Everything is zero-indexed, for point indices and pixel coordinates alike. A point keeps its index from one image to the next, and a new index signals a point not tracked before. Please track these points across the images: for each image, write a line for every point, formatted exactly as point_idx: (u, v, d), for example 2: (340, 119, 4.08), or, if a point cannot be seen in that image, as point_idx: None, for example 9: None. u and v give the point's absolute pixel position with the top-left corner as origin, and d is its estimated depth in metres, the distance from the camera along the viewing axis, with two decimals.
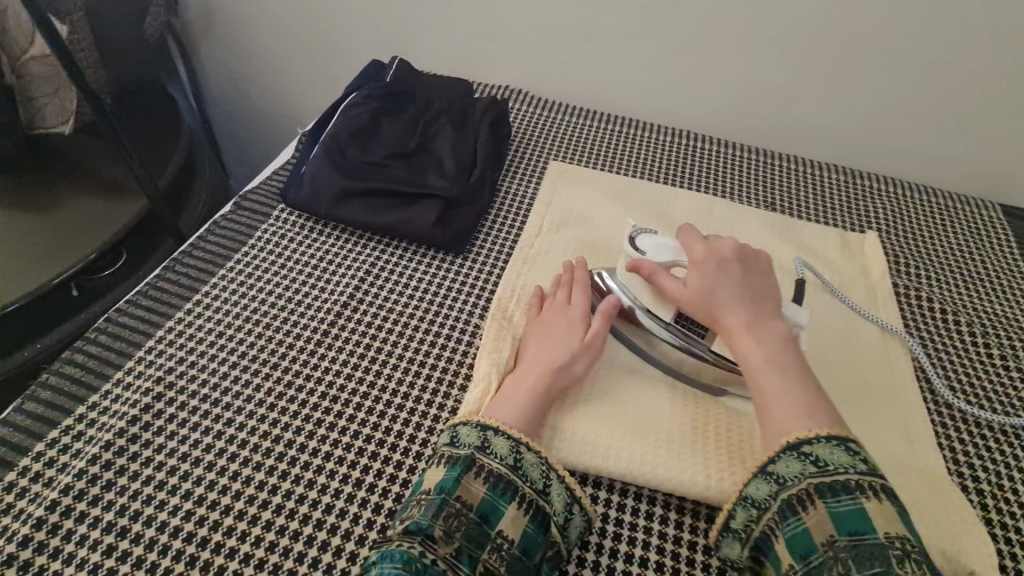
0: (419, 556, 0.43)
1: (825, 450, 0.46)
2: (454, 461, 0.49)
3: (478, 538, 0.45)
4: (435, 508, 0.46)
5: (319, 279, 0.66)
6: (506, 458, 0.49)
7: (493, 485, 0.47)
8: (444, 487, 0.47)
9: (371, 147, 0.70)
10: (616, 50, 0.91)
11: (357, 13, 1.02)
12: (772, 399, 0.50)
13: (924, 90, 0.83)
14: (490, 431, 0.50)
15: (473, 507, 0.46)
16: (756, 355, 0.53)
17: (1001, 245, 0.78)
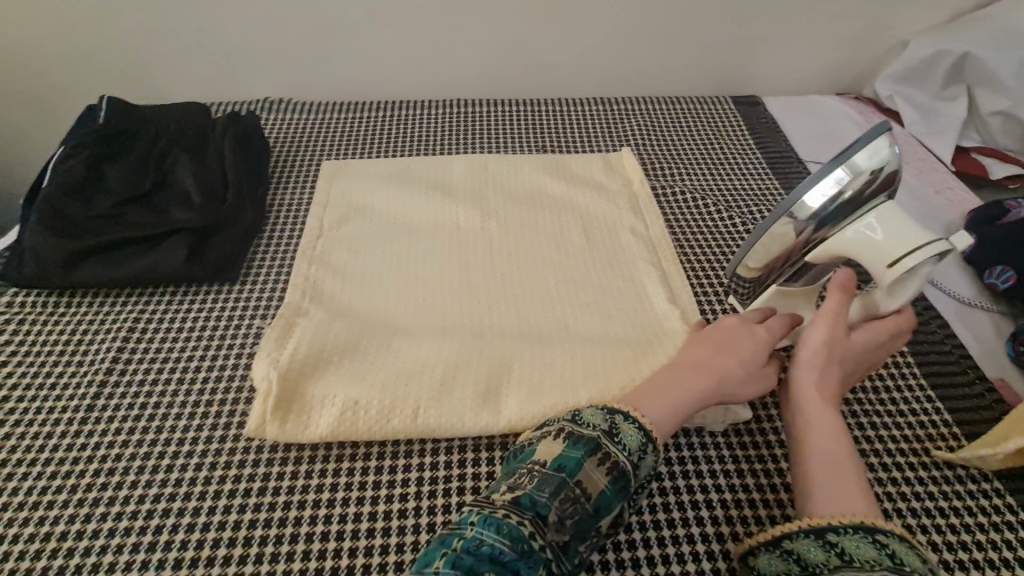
0: (530, 535, 0.37)
1: (900, 547, 0.36)
2: (577, 438, 0.42)
3: (586, 532, 0.39)
4: (552, 485, 0.39)
5: (74, 353, 0.58)
6: (634, 451, 0.43)
7: (616, 480, 0.41)
8: (565, 466, 0.40)
9: (97, 198, 0.63)
10: (363, 40, 0.90)
11: (73, 62, 0.92)
12: (840, 478, 0.42)
13: (642, 18, 0.92)
14: (618, 416, 0.44)
15: (590, 497, 0.40)
16: (830, 427, 0.45)
17: (738, 133, 0.89)
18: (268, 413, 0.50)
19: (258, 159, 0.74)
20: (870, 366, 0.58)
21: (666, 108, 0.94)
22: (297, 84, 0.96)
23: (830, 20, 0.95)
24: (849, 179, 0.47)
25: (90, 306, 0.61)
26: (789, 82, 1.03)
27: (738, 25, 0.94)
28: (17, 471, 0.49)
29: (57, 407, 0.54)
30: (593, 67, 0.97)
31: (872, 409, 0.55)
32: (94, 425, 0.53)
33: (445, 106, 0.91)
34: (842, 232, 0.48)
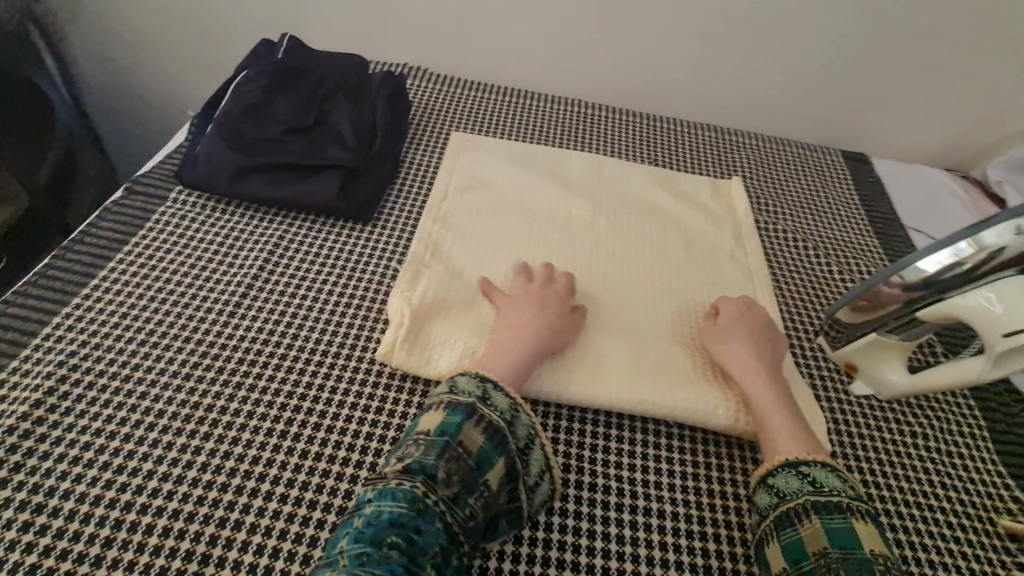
0: (423, 494, 0.43)
1: (820, 473, 0.49)
2: (455, 406, 0.48)
3: (474, 485, 0.45)
4: (437, 450, 0.45)
5: (226, 256, 0.65)
6: (505, 411, 0.49)
7: (492, 436, 0.47)
8: (446, 431, 0.46)
9: (267, 124, 0.70)
10: (505, 27, 0.96)
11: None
12: (779, 429, 0.53)
13: (771, 59, 0.94)
14: (489, 384, 0.51)
15: (472, 453, 0.46)
16: (766, 394, 0.56)
17: (843, 186, 0.91)
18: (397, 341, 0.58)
19: (400, 117, 0.80)
20: (952, 435, 0.60)
21: (776, 148, 0.96)
22: (434, 57, 1.02)
23: (957, 96, 0.96)
24: (971, 253, 0.50)
25: (245, 217, 0.69)
26: (899, 147, 1.05)
27: (865, 84, 0.96)
28: (174, 347, 0.57)
29: (212, 298, 0.61)
30: (714, 96, 1.01)
31: (948, 475, 0.57)
32: (239, 322, 0.60)
33: (568, 103, 0.96)
34: (969, 296, 0.51)
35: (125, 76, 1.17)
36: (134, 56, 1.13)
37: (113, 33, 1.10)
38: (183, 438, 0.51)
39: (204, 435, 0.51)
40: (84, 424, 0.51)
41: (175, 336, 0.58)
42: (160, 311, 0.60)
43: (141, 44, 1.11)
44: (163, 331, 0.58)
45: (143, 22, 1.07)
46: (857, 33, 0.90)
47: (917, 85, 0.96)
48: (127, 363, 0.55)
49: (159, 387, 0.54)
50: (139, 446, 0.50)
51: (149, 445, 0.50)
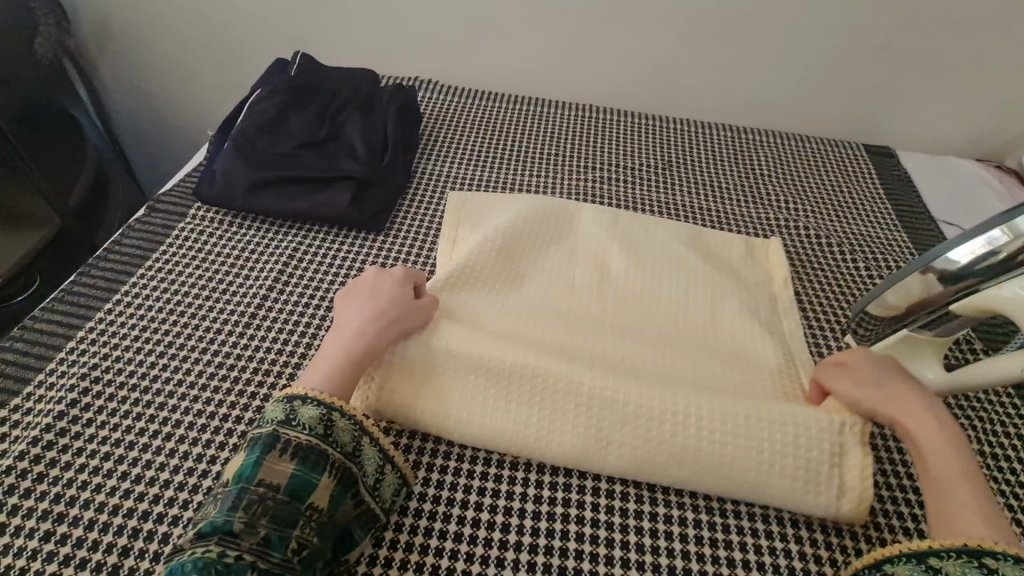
0: (220, 555, 0.40)
1: (1011, 569, 0.39)
2: (254, 443, 0.46)
3: (289, 517, 0.43)
4: (233, 499, 0.43)
5: (243, 267, 0.67)
6: (310, 427, 0.46)
7: (299, 458, 0.45)
8: (244, 473, 0.44)
9: (281, 140, 0.72)
10: (514, 37, 0.96)
11: (260, 22, 1.03)
12: (961, 507, 0.44)
13: (786, 55, 0.92)
14: (297, 401, 0.47)
15: (280, 486, 0.44)
16: (948, 460, 0.46)
17: (868, 181, 0.88)
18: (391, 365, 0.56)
19: (410, 129, 0.81)
20: (998, 437, 0.57)
21: (796, 145, 0.94)
22: (445, 70, 1.04)
23: (986, 84, 0.93)
24: (1007, 240, 0.47)
25: (260, 230, 0.70)
26: (926, 140, 1.01)
27: (885, 76, 0.93)
28: (191, 357, 0.58)
29: (228, 311, 0.62)
30: (728, 95, 0.99)
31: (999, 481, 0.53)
32: (252, 332, 0.61)
33: (579, 109, 0.95)
34: (1003, 286, 0.48)
35: (152, 102, 1.22)
36: (160, 83, 1.18)
37: (140, 60, 1.14)
38: (197, 447, 0.51)
39: (218, 443, 0.52)
40: (103, 434, 0.51)
41: (191, 348, 0.59)
42: (180, 322, 0.61)
43: (167, 70, 1.15)
44: (181, 342, 0.59)
45: (167, 49, 1.11)
46: (875, 24, 0.87)
47: (941, 75, 0.92)
48: (146, 374, 0.56)
49: (176, 397, 0.55)
50: (155, 455, 0.51)
51: (164, 455, 0.51)
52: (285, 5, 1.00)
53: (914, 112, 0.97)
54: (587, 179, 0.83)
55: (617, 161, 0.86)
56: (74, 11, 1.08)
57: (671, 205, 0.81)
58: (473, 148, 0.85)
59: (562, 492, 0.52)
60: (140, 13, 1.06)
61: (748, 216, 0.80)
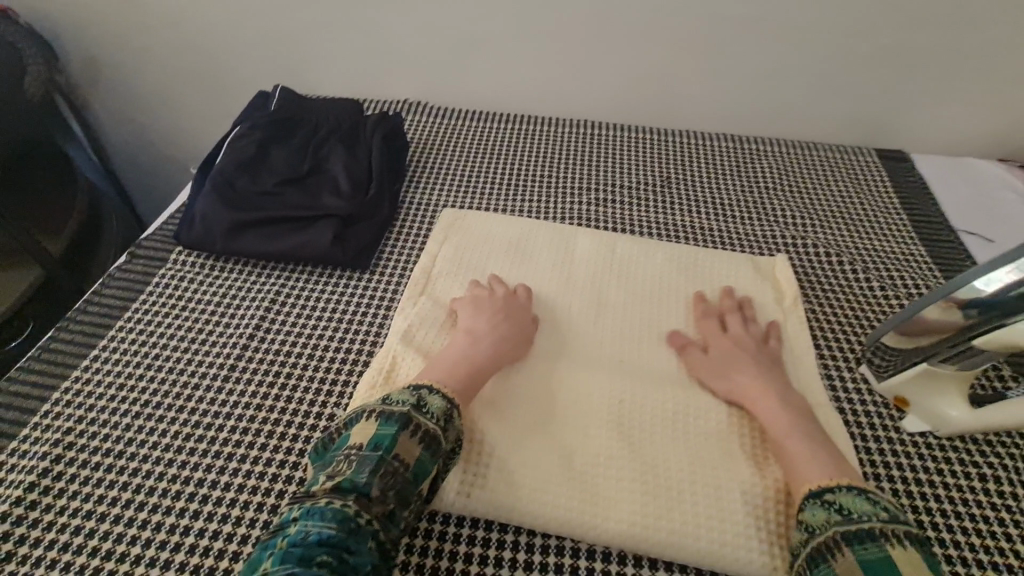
0: (354, 514, 0.40)
1: (848, 498, 0.43)
2: (388, 415, 0.46)
3: (407, 499, 0.43)
4: (371, 465, 0.43)
5: (221, 315, 0.64)
6: (439, 417, 0.47)
7: (427, 444, 0.45)
8: (380, 443, 0.44)
9: (261, 177, 0.70)
10: (504, 54, 0.93)
11: (245, 53, 1.02)
12: (797, 455, 0.49)
13: (790, 58, 0.88)
14: (423, 390, 0.49)
15: (408, 466, 0.44)
16: (780, 420, 0.52)
17: (881, 191, 0.83)
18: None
19: (397, 158, 0.78)
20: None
21: (803, 154, 0.89)
22: (433, 91, 1.01)
23: (1009, 78, 0.87)
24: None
25: (241, 274, 0.67)
26: (947, 139, 0.95)
27: (893, 77, 0.88)
28: (169, 417, 0.55)
29: (207, 363, 0.59)
30: (728, 104, 0.95)
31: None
32: (233, 385, 0.58)
33: (574, 125, 0.91)
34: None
35: (146, 134, 1.21)
36: (151, 116, 1.17)
37: (131, 94, 1.13)
38: (172, 517, 0.48)
39: (192, 512, 0.49)
40: (74, 506, 0.49)
41: (166, 406, 0.56)
42: (156, 379, 0.58)
43: (157, 103, 1.14)
44: (157, 400, 0.56)
45: (157, 83, 1.10)
46: (879, 24, 0.83)
47: (954, 73, 0.87)
48: (123, 437, 0.54)
49: (150, 461, 0.52)
50: (127, 527, 0.48)
51: (136, 527, 0.48)
52: (270, 33, 0.98)
53: (924, 112, 0.92)
54: (583, 202, 0.80)
55: (613, 180, 0.83)
56: (63, 49, 1.07)
57: (672, 226, 0.77)
58: (463, 174, 0.82)
59: (554, 556, 0.48)
60: (127, 48, 1.05)
61: (753, 235, 0.76)
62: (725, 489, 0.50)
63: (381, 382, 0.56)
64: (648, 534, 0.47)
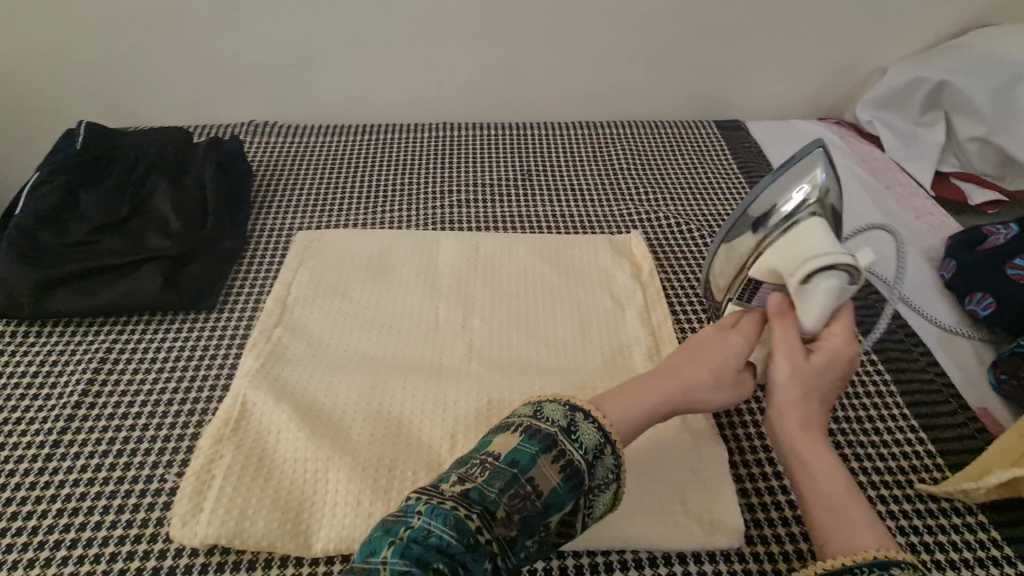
0: (476, 529, 0.35)
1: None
2: (534, 432, 0.40)
3: (533, 529, 0.37)
4: (503, 481, 0.37)
5: (40, 388, 0.56)
6: (591, 449, 0.40)
7: (568, 476, 0.38)
8: (519, 460, 0.38)
9: (70, 226, 0.61)
10: (345, 63, 0.90)
11: (55, 88, 0.91)
12: (846, 518, 0.40)
13: (623, 42, 0.92)
14: (579, 415, 0.42)
15: (542, 495, 0.38)
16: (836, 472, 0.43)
17: (721, 159, 0.90)
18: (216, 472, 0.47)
19: (237, 185, 0.73)
20: (866, 410, 0.57)
21: (651, 133, 0.94)
22: (281, 110, 0.96)
23: (810, 43, 0.96)
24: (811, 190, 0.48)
25: (62, 335, 0.60)
26: (773, 103, 1.04)
27: (718, 54, 0.96)
28: None
29: (29, 444, 0.52)
30: (579, 93, 0.98)
31: (870, 454, 0.54)
32: (63, 462, 0.51)
33: (429, 129, 0.90)
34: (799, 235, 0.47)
35: None
36: None
37: None
38: None
39: None
40: None
41: None
42: None
43: None
44: None
45: None
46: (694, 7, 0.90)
47: (767, 44, 0.96)
48: None
49: None
50: None
51: None
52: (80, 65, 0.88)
53: (750, 84, 1.01)
54: (443, 205, 0.79)
55: (474, 180, 0.83)
56: None
57: (532, 217, 0.78)
58: (314, 192, 0.78)
59: None
60: None
61: (609, 216, 0.79)
62: None
63: (224, 439, 0.49)
64: None
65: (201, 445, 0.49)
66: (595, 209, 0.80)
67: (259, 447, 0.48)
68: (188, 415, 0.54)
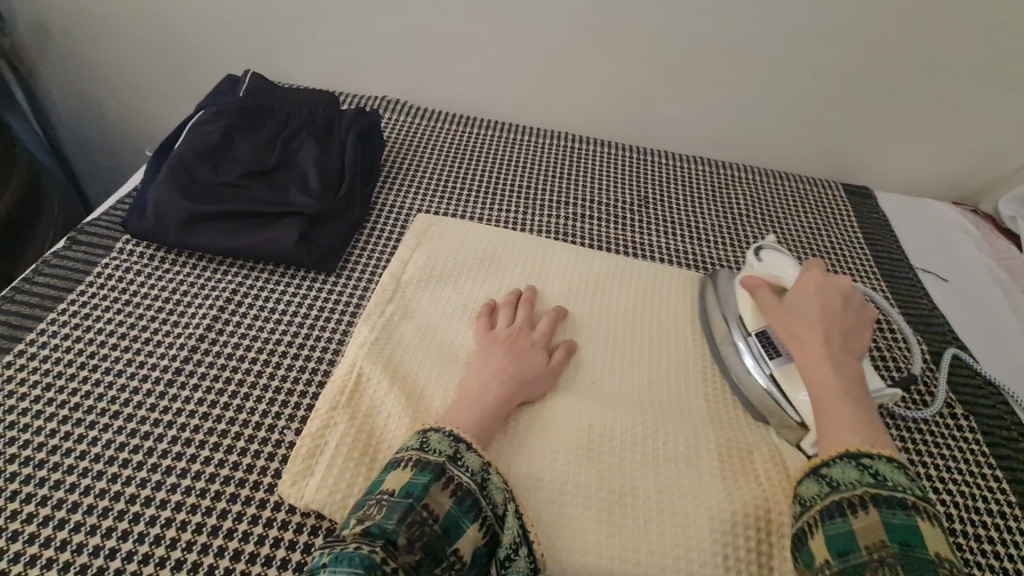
0: (381, 562, 0.38)
1: (884, 467, 0.44)
2: (424, 465, 0.44)
3: (438, 553, 0.40)
4: (399, 512, 0.41)
5: (168, 315, 0.59)
6: (476, 472, 0.45)
7: (460, 499, 0.43)
8: (412, 491, 0.42)
9: (224, 167, 0.65)
10: (487, 58, 0.91)
11: (215, 33, 0.97)
12: (838, 420, 0.48)
13: (768, 89, 0.90)
14: (462, 445, 0.46)
15: (438, 519, 0.41)
16: (830, 384, 0.51)
17: (846, 224, 0.86)
18: (326, 439, 0.50)
19: (371, 158, 0.75)
20: (985, 528, 0.54)
21: (777, 183, 0.91)
22: (412, 91, 0.98)
23: (969, 125, 0.91)
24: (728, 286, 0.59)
25: (195, 267, 0.63)
26: (908, 177, 0.99)
27: (862, 118, 0.92)
28: (103, 423, 0.50)
29: (152, 366, 0.55)
30: (707, 130, 0.96)
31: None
32: (179, 391, 0.53)
33: (555, 137, 0.90)
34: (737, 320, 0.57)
35: (99, 107, 1.13)
36: (106, 91, 1.10)
37: (86, 66, 1.06)
38: (96, 538, 0.44)
39: (121, 532, 0.44)
40: None
41: (100, 410, 0.51)
42: (89, 381, 0.53)
43: (114, 77, 1.07)
44: (90, 404, 0.51)
45: (114, 56, 1.03)
46: (852, 67, 0.86)
47: (919, 118, 0.91)
48: (46, 444, 0.49)
49: (78, 472, 0.47)
50: (43, 548, 0.43)
51: (56, 547, 0.43)
52: (244, 14, 0.93)
53: (888, 155, 0.96)
54: (559, 215, 0.79)
55: (592, 196, 0.82)
56: (8, 10, 0.98)
57: (647, 246, 0.77)
58: (439, 178, 0.80)
59: None
60: (83, 16, 0.98)
61: (726, 260, 0.77)
62: (692, 518, 0.49)
63: (339, 406, 0.52)
64: (611, 563, 0.47)
65: (319, 407, 0.52)
66: (711, 250, 0.78)
67: (369, 423, 0.51)
68: (298, 372, 0.56)
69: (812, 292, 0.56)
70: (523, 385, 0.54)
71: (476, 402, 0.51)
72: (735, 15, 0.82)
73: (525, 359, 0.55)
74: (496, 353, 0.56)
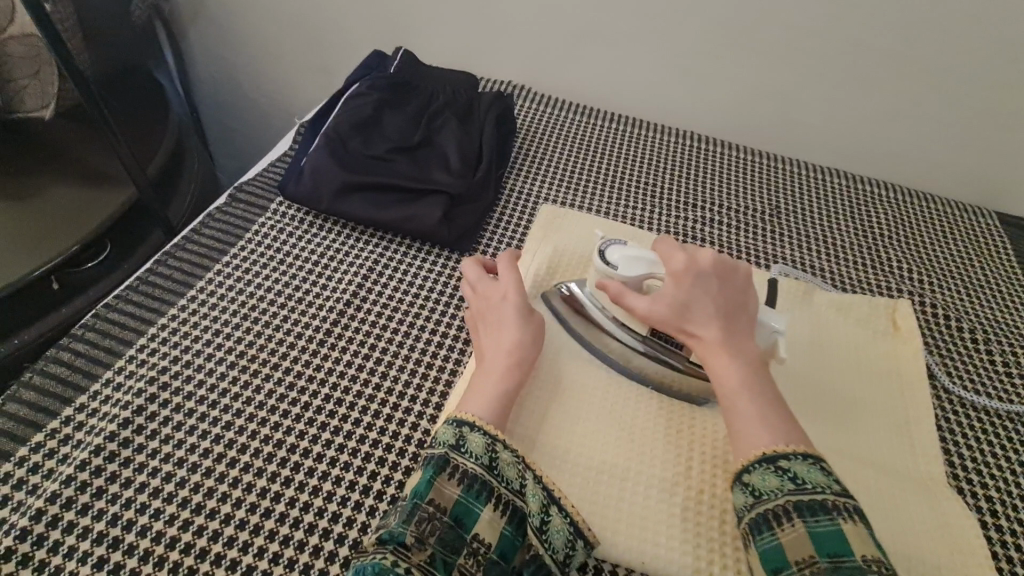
0: (392, 565, 0.38)
1: (802, 468, 0.41)
2: (428, 459, 0.44)
3: (452, 543, 0.40)
4: (406, 513, 0.41)
5: (317, 278, 0.62)
6: (480, 455, 0.44)
7: (468, 485, 0.42)
8: (416, 489, 0.42)
9: (374, 141, 0.68)
10: (620, 50, 0.89)
11: (356, 10, 1.00)
12: (746, 415, 0.44)
13: (925, 105, 0.83)
14: (465, 427, 0.45)
15: (446, 511, 0.41)
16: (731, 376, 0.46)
17: (1000, 256, 0.78)
18: None
19: (504, 144, 0.76)
20: None
21: (921, 205, 0.84)
22: (539, 78, 0.97)
23: None
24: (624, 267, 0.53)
25: (340, 235, 0.66)
26: None
27: None
28: (263, 372, 0.54)
29: (307, 326, 0.58)
30: (848, 141, 0.89)
31: None
32: (328, 351, 0.56)
33: (685, 137, 0.87)
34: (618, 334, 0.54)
35: (235, 72, 1.20)
36: (245, 58, 1.16)
37: (232, 33, 1.12)
38: (262, 480, 0.47)
39: (285, 478, 0.48)
40: (166, 451, 0.48)
41: (261, 361, 0.55)
42: (252, 331, 0.57)
43: (256, 46, 1.13)
44: (252, 355, 0.55)
45: (259, 27, 1.09)
46: None
47: None
48: (216, 386, 0.52)
49: (244, 415, 0.51)
50: (218, 483, 0.47)
51: (229, 483, 0.47)
52: None
53: None
54: (686, 217, 0.76)
55: (721, 202, 0.79)
56: None
57: (777, 258, 0.73)
58: (566, 168, 0.79)
59: None
60: None
61: (864, 283, 0.72)
62: None
63: None
64: None
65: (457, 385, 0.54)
66: (847, 270, 0.73)
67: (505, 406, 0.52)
68: (436, 350, 0.58)
69: (683, 279, 0.50)
70: (517, 350, 0.51)
71: (484, 390, 0.48)
72: (909, 22, 0.76)
73: (524, 325, 0.53)
74: (492, 323, 0.54)
